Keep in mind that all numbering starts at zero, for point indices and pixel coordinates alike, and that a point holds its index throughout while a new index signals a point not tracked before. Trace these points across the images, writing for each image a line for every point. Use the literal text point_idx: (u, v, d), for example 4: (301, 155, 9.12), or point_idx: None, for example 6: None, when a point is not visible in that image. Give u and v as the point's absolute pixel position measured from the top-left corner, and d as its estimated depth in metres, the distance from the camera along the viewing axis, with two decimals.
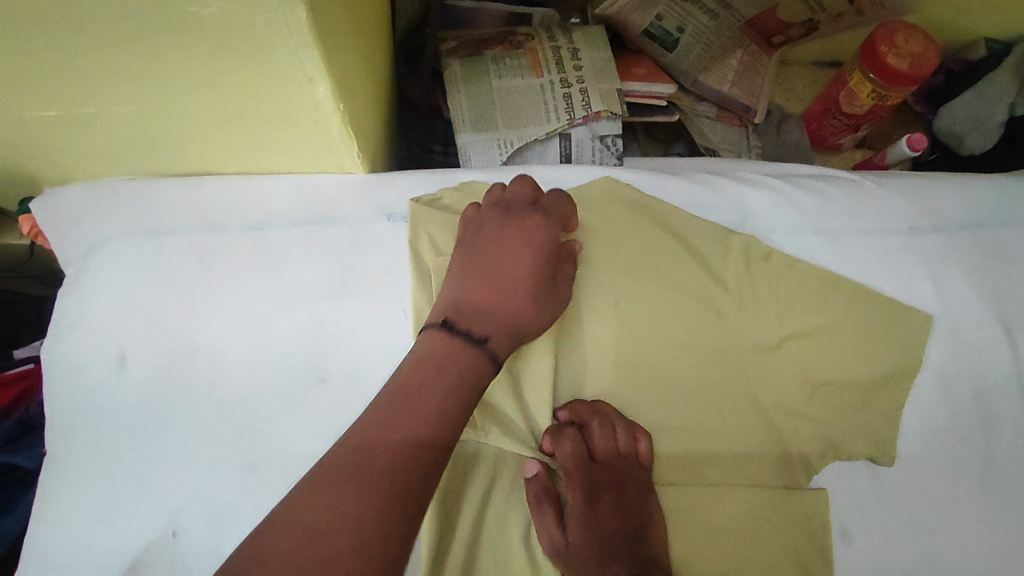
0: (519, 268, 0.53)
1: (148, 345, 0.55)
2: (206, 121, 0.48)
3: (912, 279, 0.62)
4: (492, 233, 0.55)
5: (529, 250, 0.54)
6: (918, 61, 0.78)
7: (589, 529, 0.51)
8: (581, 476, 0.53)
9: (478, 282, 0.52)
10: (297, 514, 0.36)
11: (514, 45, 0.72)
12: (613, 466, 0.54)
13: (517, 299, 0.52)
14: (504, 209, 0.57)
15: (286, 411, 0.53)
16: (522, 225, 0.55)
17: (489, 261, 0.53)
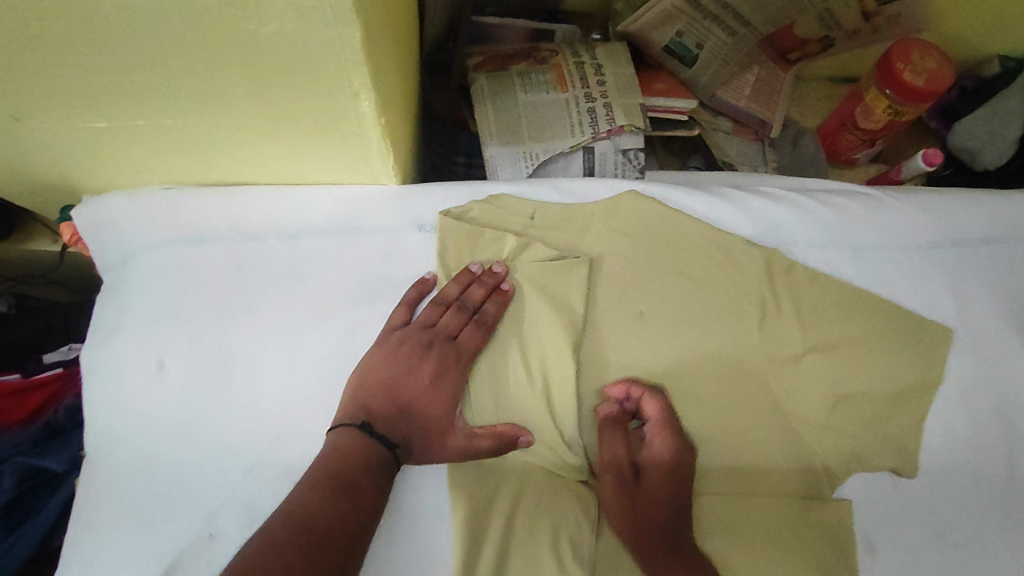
0: (426, 394, 0.54)
1: (186, 350, 0.56)
2: (250, 133, 0.50)
3: (932, 292, 0.63)
4: (405, 345, 0.55)
5: (442, 368, 0.55)
6: (934, 78, 0.79)
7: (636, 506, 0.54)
8: (626, 462, 0.55)
9: (387, 405, 0.53)
10: (276, 540, 0.42)
11: (539, 61, 0.74)
12: (667, 447, 0.56)
13: (424, 432, 0.53)
14: (428, 310, 0.57)
15: (320, 416, 0.54)
16: (435, 339, 0.56)
17: (397, 378, 0.54)
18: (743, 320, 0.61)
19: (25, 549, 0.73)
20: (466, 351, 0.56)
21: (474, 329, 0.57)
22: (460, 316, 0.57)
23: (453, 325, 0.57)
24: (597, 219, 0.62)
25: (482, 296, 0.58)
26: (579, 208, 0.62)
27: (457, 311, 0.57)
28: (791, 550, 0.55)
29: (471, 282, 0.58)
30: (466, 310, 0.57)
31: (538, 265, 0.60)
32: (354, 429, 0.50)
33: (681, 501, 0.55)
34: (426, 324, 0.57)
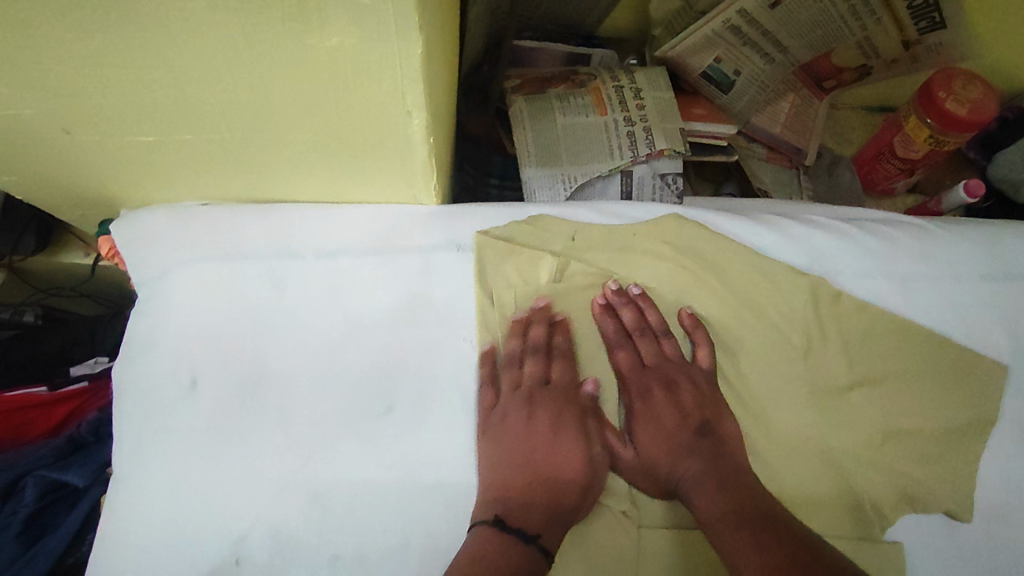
0: (556, 447, 0.53)
1: (220, 367, 0.55)
2: (298, 151, 0.50)
3: (987, 326, 0.61)
4: (510, 419, 0.54)
5: (556, 424, 0.54)
6: (977, 107, 0.78)
7: (655, 437, 0.55)
8: (641, 402, 0.56)
9: (516, 471, 0.52)
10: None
11: (577, 84, 0.74)
12: (668, 372, 0.57)
13: (570, 489, 0.51)
14: (488, 333, 0.57)
15: (353, 436, 0.53)
16: (511, 357, 0.56)
17: (518, 452, 0.53)
18: (789, 351, 0.58)
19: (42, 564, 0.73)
20: (562, 391, 0.55)
21: (561, 363, 0.56)
22: (519, 323, 0.57)
23: (519, 333, 0.57)
24: (639, 242, 0.61)
25: (524, 300, 0.57)
26: (619, 231, 0.61)
27: (535, 357, 0.56)
28: None
29: (505, 291, 0.58)
30: (523, 318, 0.57)
31: (578, 288, 0.59)
32: (493, 527, 0.49)
33: (698, 376, 0.57)
34: (514, 387, 0.56)
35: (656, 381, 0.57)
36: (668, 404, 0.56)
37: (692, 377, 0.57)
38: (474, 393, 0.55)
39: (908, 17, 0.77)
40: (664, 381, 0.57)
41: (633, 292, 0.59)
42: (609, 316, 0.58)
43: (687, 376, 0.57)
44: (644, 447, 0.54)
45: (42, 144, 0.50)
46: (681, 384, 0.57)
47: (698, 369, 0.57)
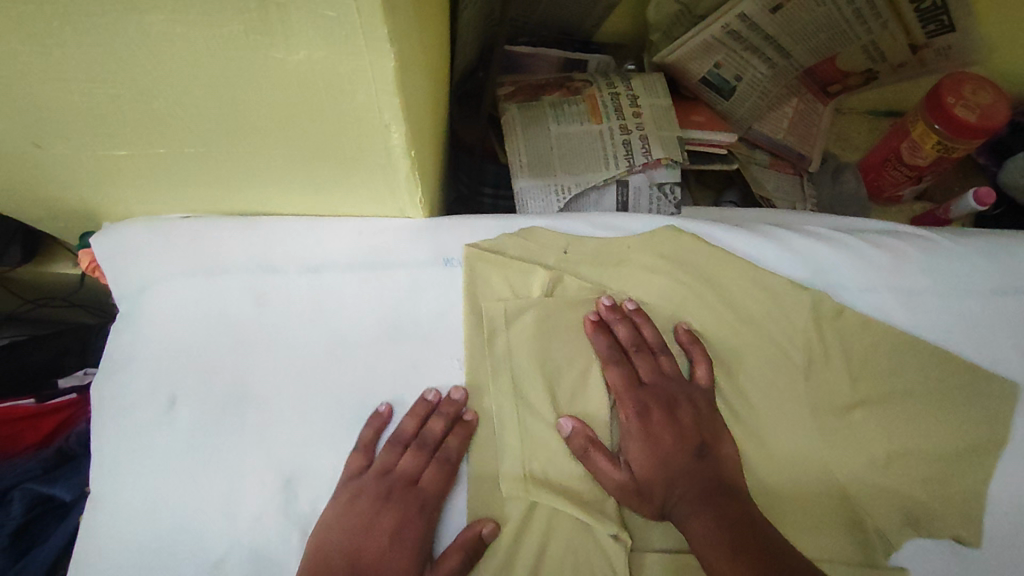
0: (387, 555, 0.49)
1: (198, 385, 0.53)
2: (275, 163, 0.48)
3: (997, 343, 0.58)
4: (363, 499, 0.50)
5: (399, 525, 0.50)
6: (988, 113, 0.75)
7: (648, 459, 0.51)
8: (638, 422, 0.53)
9: (345, 569, 0.47)
10: None
11: (572, 91, 0.72)
12: (666, 390, 0.54)
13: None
14: (384, 455, 0.52)
15: (334, 455, 0.52)
16: (394, 489, 0.51)
17: (357, 544, 0.48)
18: (788, 369, 0.56)
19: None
20: (428, 497, 0.51)
21: (437, 468, 0.52)
22: (420, 455, 0.52)
23: (414, 467, 0.52)
24: (633, 255, 0.58)
25: (440, 431, 0.52)
26: (611, 243, 0.59)
27: (416, 449, 0.52)
28: None
29: (428, 414, 0.53)
30: (426, 449, 0.52)
31: (570, 303, 0.57)
32: None
33: (697, 395, 0.54)
34: (383, 471, 0.52)
35: (651, 397, 0.53)
36: (665, 425, 0.52)
37: (688, 394, 0.54)
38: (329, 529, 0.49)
39: (914, 18, 0.75)
40: (661, 399, 0.53)
41: (627, 307, 0.57)
42: (603, 331, 0.55)
43: (682, 392, 0.54)
44: (638, 470, 0.51)
45: (15, 158, 0.48)
46: (680, 402, 0.53)
47: (694, 387, 0.54)
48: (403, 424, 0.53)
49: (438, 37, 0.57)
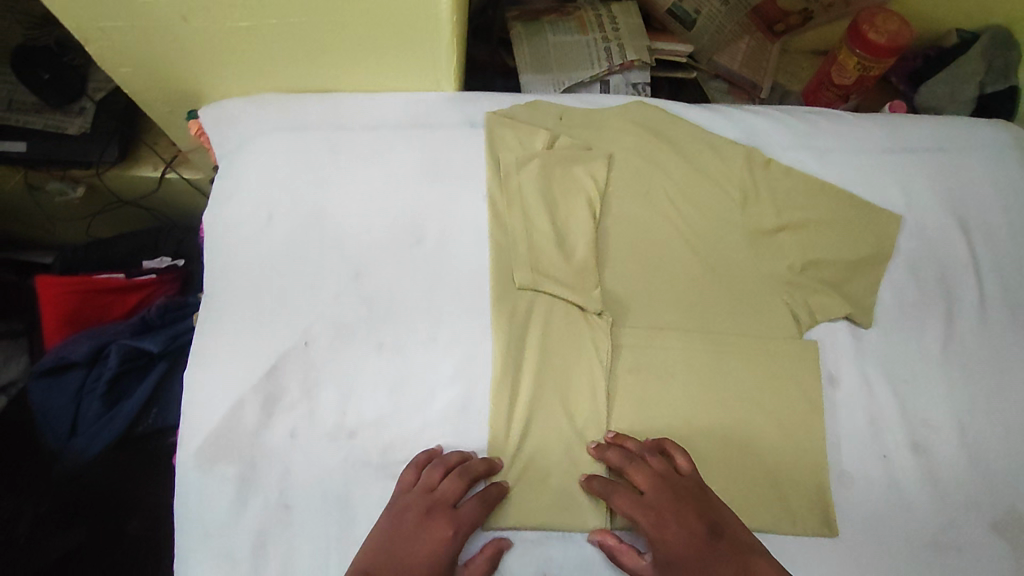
0: (430, 558, 0.59)
1: (289, 209, 0.71)
2: (353, 34, 0.67)
3: (887, 185, 0.78)
4: (410, 511, 0.61)
5: (441, 535, 0.60)
6: (894, 36, 0.96)
7: (669, 521, 0.61)
8: (656, 494, 0.62)
9: (396, 561, 0.58)
10: None
11: (565, 13, 0.89)
12: (674, 484, 0.62)
13: (425, 573, 0.58)
14: (431, 472, 0.63)
15: (392, 259, 0.71)
16: (434, 506, 0.61)
17: (399, 547, 0.59)
18: (729, 202, 0.75)
19: (122, 421, 0.90)
20: (466, 517, 0.61)
21: (473, 501, 0.62)
22: (459, 481, 0.62)
23: (454, 492, 0.62)
24: (612, 122, 0.77)
25: (481, 471, 0.63)
26: (597, 114, 0.78)
27: (458, 476, 0.62)
28: (757, 375, 0.70)
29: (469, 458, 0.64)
30: (466, 479, 0.62)
31: (567, 153, 0.75)
32: None
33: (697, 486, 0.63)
34: (428, 487, 0.62)
35: (660, 493, 0.62)
36: (677, 511, 0.61)
37: (686, 487, 0.62)
38: (382, 537, 0.60)
39: None
40: (669, 495, 0.62)
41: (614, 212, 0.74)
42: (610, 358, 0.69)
43: (681, 491, 0.62)
44: (647, 491, 0.62)
45: (161, 32, 0.66)
46: (689, 495, 0.62)
47: (686, 477, 0.63)
48: (449, 459, 0.64)
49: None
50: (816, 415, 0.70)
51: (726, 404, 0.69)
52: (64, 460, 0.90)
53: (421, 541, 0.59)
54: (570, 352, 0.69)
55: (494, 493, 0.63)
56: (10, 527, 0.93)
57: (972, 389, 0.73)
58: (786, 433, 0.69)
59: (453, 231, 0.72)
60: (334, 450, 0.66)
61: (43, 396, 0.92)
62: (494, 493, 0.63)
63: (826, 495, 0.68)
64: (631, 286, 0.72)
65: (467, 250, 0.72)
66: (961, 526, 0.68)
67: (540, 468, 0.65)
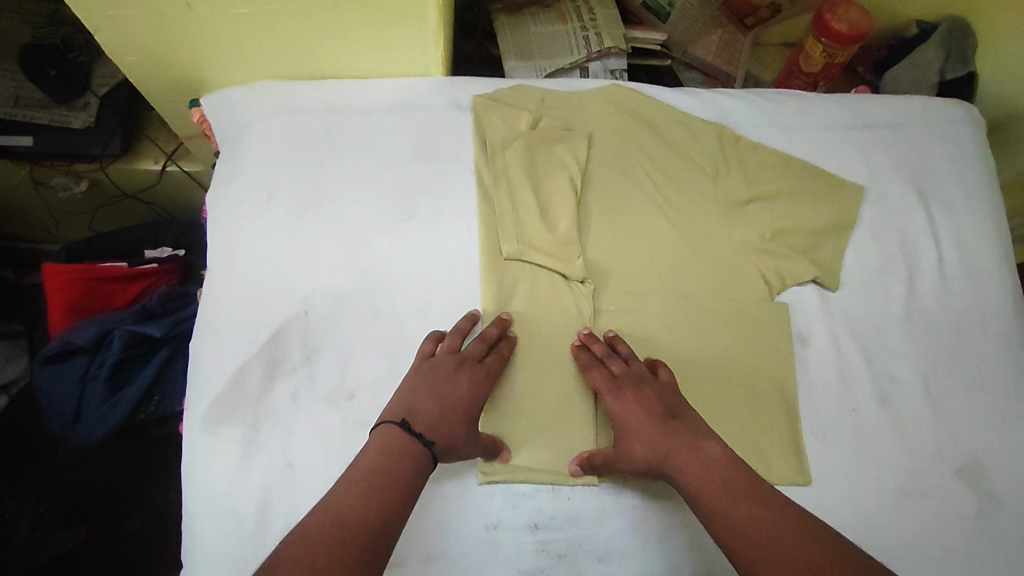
0: (467, 401, 0.63)
1: (288, 185, 0.75)
2: (346, 19, 0.72)
3: (847, 160, 0.84)
4: (439, 366, 0.64)
5: (470, 382, 0.64)
6: (855, 24, 1.02)
7: (631, 403, 0.64)
8: (619, 384, 0.65)
9: (432, 401, 0.62)
10: (314, 529, 0.50)
11: (546, 5, 0.94)
12: (637, 372, 0.66)
13: (463, 413, 0.63)
14: (451, 337, 0.68)
15: (386, 231, 0.75)
16: (465, 360, 0.66)
17: (442, 390, 0.62)
18: (702, 176, 0.81)
19: (125, 408, 0.93)
20: (489, 369, 0.67)
21: (495, 354, 0.68)
22: (481, 343, 0.67)
23: (478, 351, 0.67)
24: (591, 103, 0.82)
25: (496, 333, 0.69)
26: (576, 95, 0.82)
27: (478, 339, 0.67)
28: (733, 337, 0.75)
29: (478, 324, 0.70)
30: (486, 341, 0.68)
31: (550, 132, 0.80)
32: (397, 426, 0.59)
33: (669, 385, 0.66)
34: (452, 348, 0.67)
35: (628, 379, 0.65)
36: (635, 394, 0.64)
37: (649, 379, 0.66)
38: (414, 385, 0.63)
39: None
40: (632, 381, 0.65)
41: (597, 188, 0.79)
42: (585, 346, 0.70)
43: (666, 386, 0.66)
44: (614, 388, 0.65)
45: (166, 19, 0.71)
46: (647, 383, 0.65)
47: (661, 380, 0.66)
48: (462, 325, 0.69)
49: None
50: (788, 373, 0.74)
51: (702, 362, 0.73)
52: (67, 445, 0.93)
53: (454, 388, 0.63)
54: (555, 316, 0.73)
55: (507, 349, 0.69)
56: (12, 526, 0.97)
57: (934, 345, 0.77)
58: (761, 389, 0.73)
59: (443, 205, 0.77)
60: (335, 412, 0.66)
61: (47, 382, 0.94)
62: (507, 349, 0.69)
63: (800, 444, 0.71)
64: (613, 255, 0.77)
65: (456, 223, 0.76)
66: (932, 474, 0.72)
67: (526, 426, 0.68)
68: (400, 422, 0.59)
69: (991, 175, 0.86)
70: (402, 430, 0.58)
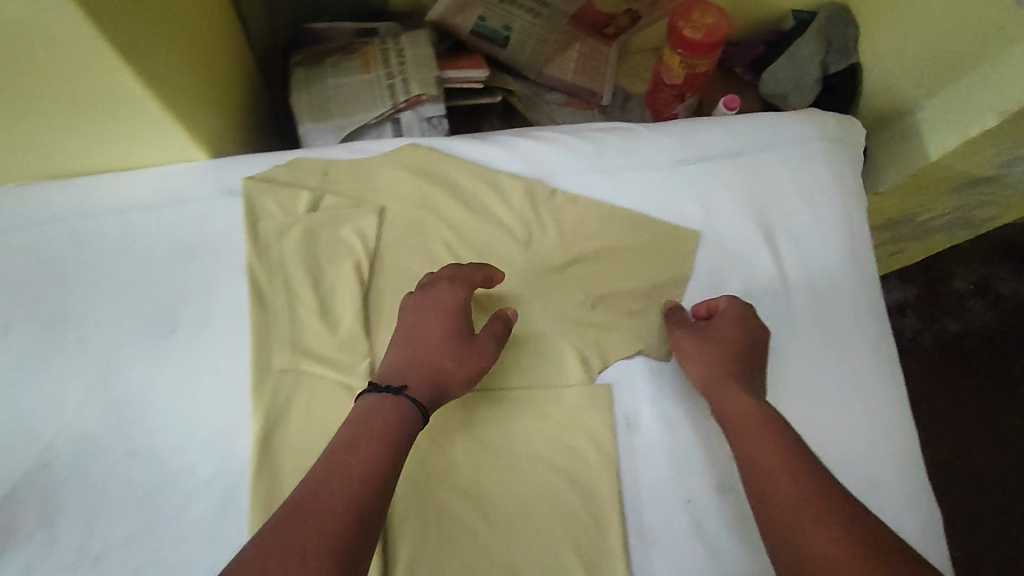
0: (440, 332, 0.64)
1: (26, 314, 0.66)
2: (59, 119, 0.62)
3: (681, 204, 0.74)
4: (411, 308, 0.66)
5: (442, 312, 0.65)
6: (711, 30, 0.92)
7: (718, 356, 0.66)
8: (714, 335, 0.67)
9: (405, 350, 0.63)
10: (290, 518, 0.49)
11: (349, 51, 0.83)
12: (737, 313, 0.68)
13: (440, 343, 0.63)
14: (424, 277, 0.68)
15: (143, 355, 0.66)
16: (434, 285, 0.66)
17: (410, 333, 0.64)
18: (510, 244, 0.72)
19: None
20: (457, 286, 0.66)
21: (470, 269, 0.68)
22: (449, 268, 0.67)
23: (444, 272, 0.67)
24: (380, 170, 0.72)
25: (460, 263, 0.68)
26: (363, 162, 0.73)
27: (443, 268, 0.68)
28: (541, 431, 0.68)
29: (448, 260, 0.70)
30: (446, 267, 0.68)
31: (332, 211, 0.70)
32: (370, 394, 0.60)
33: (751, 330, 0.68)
34: (420, 286, 0.67)
35: (723, 330, 0.67)
36: (729, 334, 0.67)
37: (742, 319, 0.68)
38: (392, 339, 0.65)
39: None
40: (728, 324, 0.68)
41: (390, 271, 0.70)
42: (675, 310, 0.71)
43: (733, 323, 0.68)
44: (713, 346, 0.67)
45: None
46: (723, 327, 0.67)
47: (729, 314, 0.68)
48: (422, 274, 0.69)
49: (203, 8, 0.70)
50: (610, 470, 0.67)
51: (509, 464, 0.66)
52: None
53: (425, 323, 0.64)
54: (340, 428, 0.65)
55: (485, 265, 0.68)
56: None
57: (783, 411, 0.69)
58: (578, 491, 0.66)
59: (209, 314, 0.68)
60: None
61: None
62: (484, 266, 0.68)
63: (620, 551, 0.64)
64: None
65: (224, 334, 0.68)
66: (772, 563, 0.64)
67: None
68: (369, 387, 0.60)
69: (845, 203, 0.77)
70: (373, 395, 0.59)
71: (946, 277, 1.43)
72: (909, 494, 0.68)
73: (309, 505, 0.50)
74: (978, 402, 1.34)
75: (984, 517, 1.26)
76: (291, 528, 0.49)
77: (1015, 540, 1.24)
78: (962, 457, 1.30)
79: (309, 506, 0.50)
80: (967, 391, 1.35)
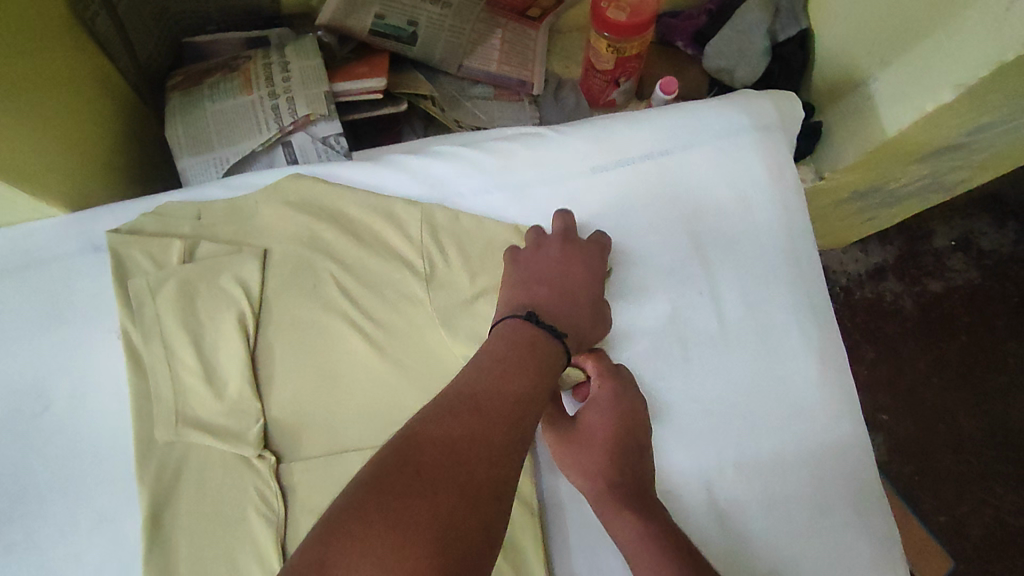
0: (592, 295, 0.60)
1: None
2: None
3: (599, 216, 0.67)
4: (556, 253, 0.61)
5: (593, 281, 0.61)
6: (636, 10, 0.83)
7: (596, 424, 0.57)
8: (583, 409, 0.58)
9: (552, 292, 0.57)
10: (450, 415, 0.42)
11: (232, 69, 0.77)
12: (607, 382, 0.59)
13: (587, 304, 0.59)
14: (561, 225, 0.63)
15: (13, 438, 0.59)
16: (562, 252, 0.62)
17: (561, 277, 0.59)
18: (411, 277, 0.64)
19: None
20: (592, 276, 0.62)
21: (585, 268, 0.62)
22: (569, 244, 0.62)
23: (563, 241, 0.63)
24: (261, 208, 0.65)
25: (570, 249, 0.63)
26: (242, 200, 0.66)
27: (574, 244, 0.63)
28: None
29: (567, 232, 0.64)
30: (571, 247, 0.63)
31: (210, 259, 0.63)
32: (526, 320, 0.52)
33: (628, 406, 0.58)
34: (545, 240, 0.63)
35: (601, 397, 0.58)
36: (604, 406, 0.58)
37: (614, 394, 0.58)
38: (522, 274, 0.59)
39: None
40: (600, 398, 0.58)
41: (278, 320, 0.63)
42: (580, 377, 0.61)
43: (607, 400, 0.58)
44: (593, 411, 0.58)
45: None
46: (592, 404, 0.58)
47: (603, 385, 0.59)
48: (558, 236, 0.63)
49: (50, 41, 0.61)
50: (535, 522, 0.60)
51: None
52: None
53: (572, 277, 0.60)
54: (230, 504, 0.57)
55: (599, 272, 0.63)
56: None
57: (719, 440, 0.62)
58: (503, 550, 0.59)
59: (84, 386, 0.61)
60: None
61: None
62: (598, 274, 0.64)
63: None
64: (301, 405, 0.61)
65: (101, 407, 0.61)
66: None
67: None
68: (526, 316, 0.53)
69: (785, 198, 0.69)
70: (532, 324, 0.52)
71: (925, 236, 1.21)
72: (866, 517, 0.62)
73: (473, 404, 0.43)
74: (963, 366, 1.15)
75: (966, 481, 1.10)
76: (448, 423, 0.41)
77: (1001, 506, 1.09)
78: (944, 421, 1.13)
79: (469, 404, 0.43)
80: (949, 355, 1.16)
